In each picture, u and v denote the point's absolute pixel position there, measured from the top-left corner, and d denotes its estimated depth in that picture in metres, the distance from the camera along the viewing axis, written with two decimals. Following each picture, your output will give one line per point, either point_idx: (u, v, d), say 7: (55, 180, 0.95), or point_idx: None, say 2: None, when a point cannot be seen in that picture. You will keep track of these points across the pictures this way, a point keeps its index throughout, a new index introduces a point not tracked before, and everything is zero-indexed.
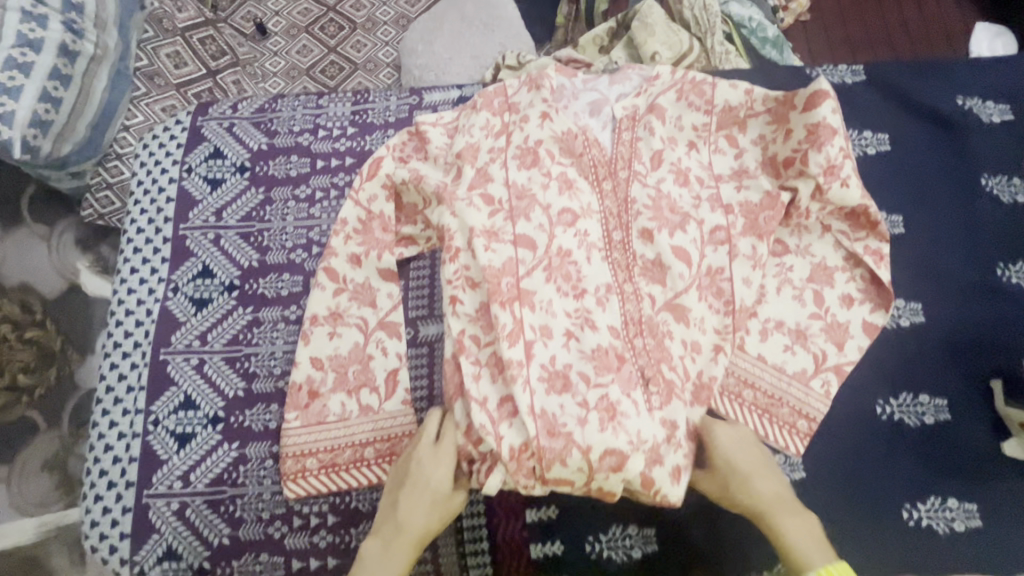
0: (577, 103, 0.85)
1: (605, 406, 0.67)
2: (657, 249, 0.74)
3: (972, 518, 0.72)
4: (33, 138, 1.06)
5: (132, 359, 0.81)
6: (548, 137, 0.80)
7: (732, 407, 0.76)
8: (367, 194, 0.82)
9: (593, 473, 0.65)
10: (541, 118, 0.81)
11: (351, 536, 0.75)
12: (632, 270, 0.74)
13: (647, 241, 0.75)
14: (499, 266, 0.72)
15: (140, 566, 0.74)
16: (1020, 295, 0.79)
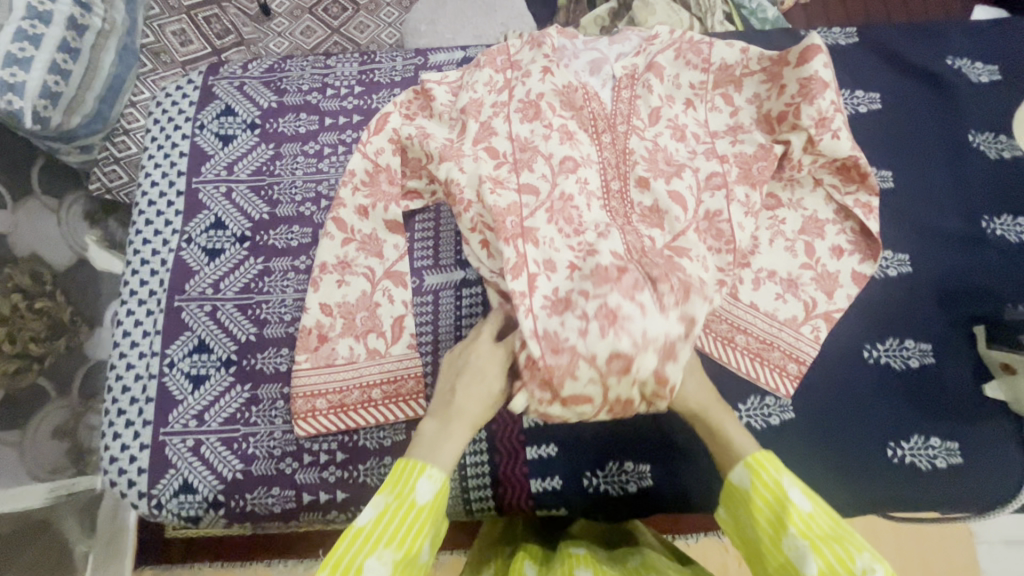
0: (578, 61, 0.87)
1: (605, 313, 0.68)
2: (654, 197, 0.77)
3: (954, 455, 0.76)
4: (44, 109, 1.04)
5: (148, 306, 0.84)
6: (549, 91, 0.83)
7: (724, 351, 0.79)
8: (375, 147, 0.84)
9: (605, 379, 0.67)
10: (542, 73, 0.83)
11: (359, 472, 0.78)
12: (631, 218, 0.77)
13: (644, 190, 0.78)
14: (503, 210, 0.75)
15: (158, 499, 0.77)
16: (1005, 246, 0.82)
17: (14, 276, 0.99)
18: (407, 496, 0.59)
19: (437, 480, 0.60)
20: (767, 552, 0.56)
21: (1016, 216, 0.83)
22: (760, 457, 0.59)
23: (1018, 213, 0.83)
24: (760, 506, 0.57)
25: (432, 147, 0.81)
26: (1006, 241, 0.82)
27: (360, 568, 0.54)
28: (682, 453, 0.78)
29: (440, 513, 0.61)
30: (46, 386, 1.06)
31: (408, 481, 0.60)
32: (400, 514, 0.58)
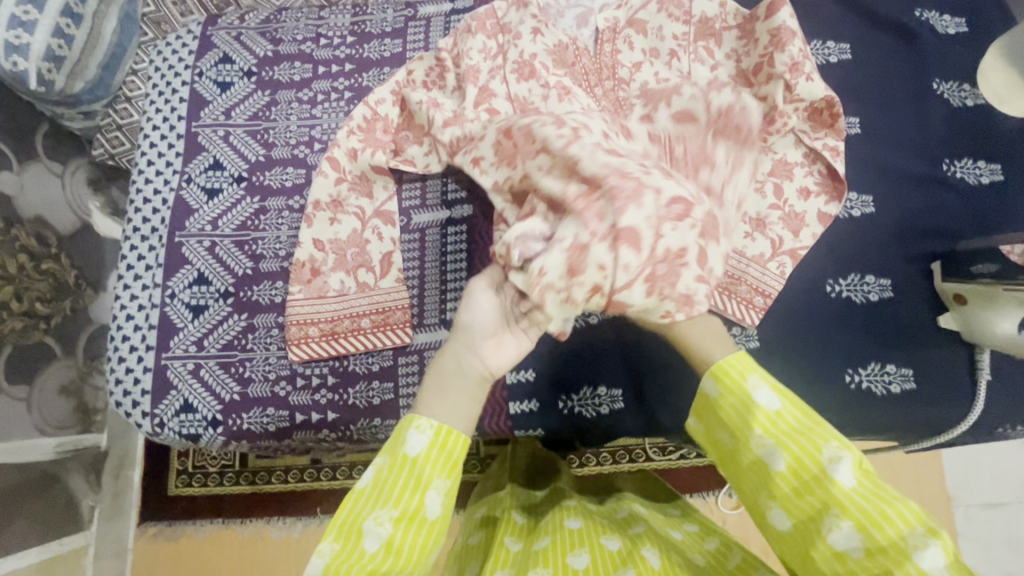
0: (564, 19, 0.87)
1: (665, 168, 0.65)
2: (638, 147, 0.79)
3: (908, 381, 0.80)
4: (47, 72, 1.03)
5: (150, 242, 0.89)
6: (542, 51, 0.84)
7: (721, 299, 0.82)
8: (377, 97, 0.89)
9: (662, 221, 0.60)
10: (533, 34, 0.85)
11: (349, 395, 0.83)
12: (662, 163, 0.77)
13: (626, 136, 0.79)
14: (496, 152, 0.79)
15: (160, 418, 0.82)
16: (962, 186, 0.86)
17: (21, 237, 1.05)
18: (399, 451, 0.56)
19: (426, 428, 0.57)
20: (734, 451, 0.57)
21: (975, 159, 0.87)
22: (725, 363, 0.58)
23: (978, 156, 0.87)
24: (727, 410, 0.57)
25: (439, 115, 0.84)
26: (964, 182, 0.87)
27: (359, 531, 0.54)
28: (650, 379, 0.83)
29: (445, 460, 0.57)
30: (54, 346, 1.13)
31: (398, 436, 0.57)
32: (393, 472, 0.56)
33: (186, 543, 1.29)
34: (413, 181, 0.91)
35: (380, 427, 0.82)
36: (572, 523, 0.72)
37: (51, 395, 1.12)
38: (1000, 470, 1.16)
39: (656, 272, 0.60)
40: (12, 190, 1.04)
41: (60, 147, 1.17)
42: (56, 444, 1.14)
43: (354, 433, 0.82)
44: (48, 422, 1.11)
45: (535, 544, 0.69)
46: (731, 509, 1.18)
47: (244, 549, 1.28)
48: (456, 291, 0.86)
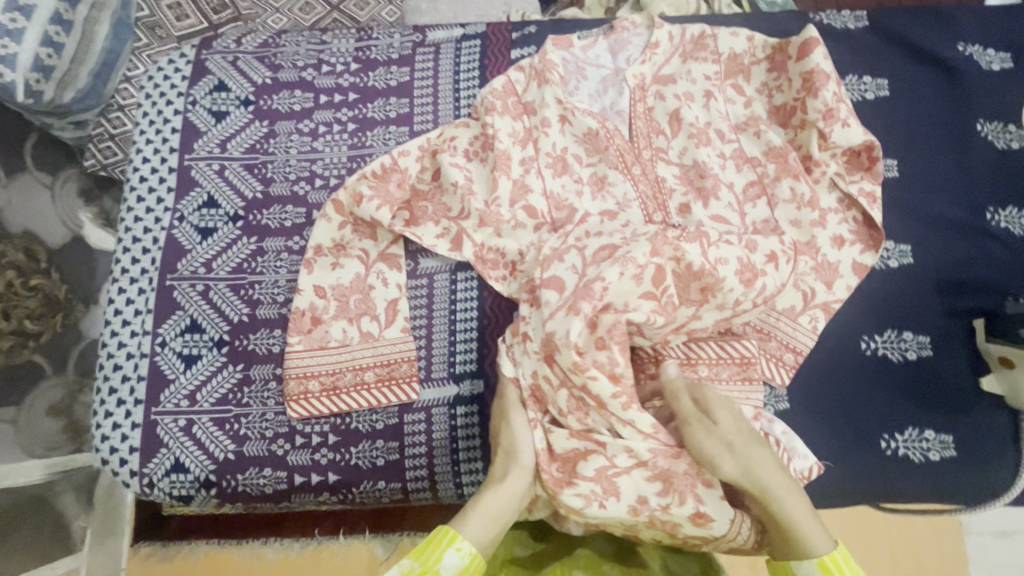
0: (588, 82, 0.88)
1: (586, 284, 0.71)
2: (693, 225, 0.80)
3: (947, 448, 0.75)
4: (36, 83, 0.97)
5: (139, 285, 0.84)
6: (571, 143, 0.85)
7: (771, 368, 0.78)
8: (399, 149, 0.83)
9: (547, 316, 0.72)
10: (560, 123, 0.84)
11: (351, 455, 0.77)
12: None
13: (685, 214, 0.82)
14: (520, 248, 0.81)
15: (149, 478, 0.77)
16: (1008, 238, 0.81)
17: (9, 253, 0.98)
18: (433, 564, 0.59)
19: (465, 553, 0.60)
20: None
21: (1020, 209, 0.81)
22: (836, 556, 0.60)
23: None
24: None
25: (473, 205, 0.82)
26: (1010, 233, 0.81)
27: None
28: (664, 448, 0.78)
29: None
30: (42, 364, 1.05)
31: (434, 552, 0.60)
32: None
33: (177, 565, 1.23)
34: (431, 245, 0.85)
35: (384, 490, 0.77)
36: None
37: (39, 415, 1.05)
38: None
39: (571, 300, 0.71)
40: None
41: (50, 161, 1.10)
42: (46, 465, 1.07)
43: (356, 496, 0.77)
44: (36, 444, 1.05)
45: None
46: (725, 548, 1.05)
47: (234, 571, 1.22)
48: (466, 344, 0.81)
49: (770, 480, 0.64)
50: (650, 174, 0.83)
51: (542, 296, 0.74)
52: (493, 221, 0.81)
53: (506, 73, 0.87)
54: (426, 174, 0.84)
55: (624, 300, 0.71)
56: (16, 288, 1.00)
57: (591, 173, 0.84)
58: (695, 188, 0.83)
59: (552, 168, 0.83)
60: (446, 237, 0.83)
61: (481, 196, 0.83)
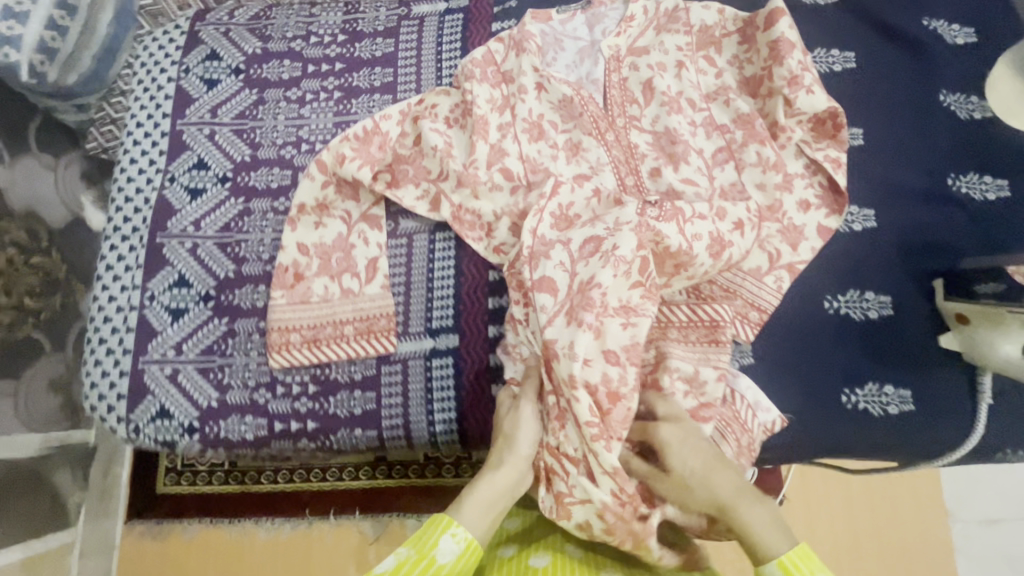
0: (565, 53, 0.91)
1: (584, 281, 0.74)
2: (663, 188, 0.84)
3: (906, 402, 0.78)
4: (40, 64, 0.98)
5: (130, 242, 0.87)
6: (547, 109, 0.88)
7: (741, 328, 0.80)
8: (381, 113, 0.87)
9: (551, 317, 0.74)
10: (537, 90, 0.88)
11: (330, 404, 0.80)
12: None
13: (656, 178, 0.85)
14: (498, 209, 0.84)
15: (135, 423, 0.80)
16: (968, 202, 0.83)
17: (12, 230, 1.03)
18: (429, 549, 0.59)
19: (461, 538, 0.60)
20: None
21: (980, 174, 0.84)
22: (796, 557, 0.57)
23: (985, 170, 0.84)
24: None
25: (451, 167, 0.85)
26: (971, 199, 0.83)
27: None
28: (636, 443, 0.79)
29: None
30: (42, 341, 1.10)
31: (430, 538, 0.60)
32: (416, 570, 0.58)
33: (174, 541, 1.33)
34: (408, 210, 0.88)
35: (361, 437, 0.80)
36: (574, 551, 0.72)
37: (39, 390, 1.10)
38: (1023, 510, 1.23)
39: (570, 307, 0.73)
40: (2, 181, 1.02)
41: (53, 144, 1.14)
42: (42, 440, 1.12)
43: (333, 443, 0.80)
44: (35, 418, 1.10)
45: (533, 560, 0.69)
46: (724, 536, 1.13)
47: (228, 546, 1.32)
48: (443, 300, 0.84)
49: (729, 502, 0.62)
50: (623, 141, 0.86)
51: (537, 298, 0.75)
52: (470, 182, 0.84)
53: (486, 44, 0.91)
54: (408, 139, 0.88)
55: (620, 296, 0.73)
56: (17, 263, 1.04)
57: (567, 139, 0.87)
58: (667, 153, 0.85)
59: (529, 133, 0.86)
60: (425, 198, 0.86)
61: (460, 158, 0.86)
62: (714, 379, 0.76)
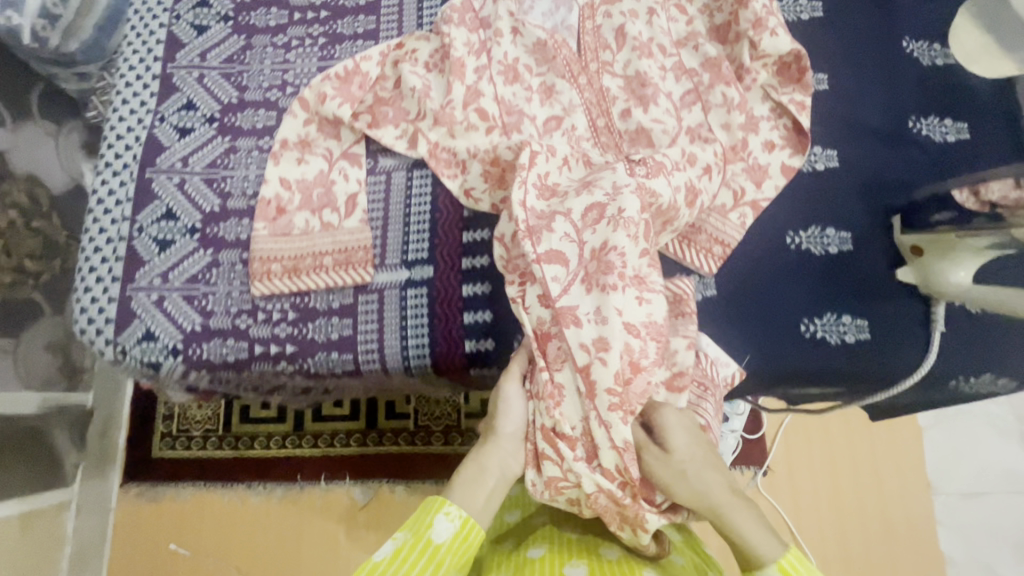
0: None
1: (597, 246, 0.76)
2: (633, 127, 0.86)
3: (862, 332, 0.81)
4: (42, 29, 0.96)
5: (121, 178, 0.90)
6: (522, 53, 0.91)
7: (701, 258, 0.84)
8: (362, 55, 0.90)
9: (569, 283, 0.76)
10: (513, 36, 0.91)
11: (309, 330, 0.84)
12: (621, 147, 0.86)
13: (626, 118, 0.87)
14: (473, 148, 0.87)
15: (122, 346, 0.84)
16: (928, 144, 0.86)
17: (13, 193, 1.12)
18: (426, 530, 0.64)
19: (454, 516, 0.65)
20: None
21: (941, 118, 0.87)
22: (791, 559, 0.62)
23: (946, 115, 0.87)
24: None
25: (428, 107, 0.88)
26: (931, 141, 0.86)
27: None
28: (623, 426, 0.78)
29: (459, 556, 0.65)
30: (42, 304, 1.20)
31: (425, 520, 0.65)
32: (414, 552, 0.63)
33: (166, 505, 1.38)
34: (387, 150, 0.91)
35: (337, 362, 0.83)
36: (570, 533, 0.76)
37: (37, 350, 1.20)
38: (977, 457, 1.35)
39: (586, 274, 0.76)
40: (4, 145, 1.10)
41: (55, 111, 1.21)
42: (40, 400, 1.23)
43: (311, 367, 0.83)
44: (33, 376, 1.20)
45: (531, 551, 0.73)
46: None
47: (223, 512, 1.38)
48: (419, 234, 0.87)
49: (726, 500, 0.65)
50: (596, 84, 0.89)
51: (548, 270, 0.76)
52: (446, 121, 0.88)
53: None
54: (388, 82, 0.91)
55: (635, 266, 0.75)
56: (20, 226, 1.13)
57: (541, 83, 0.90)
58: (637, 96, 0.88)
59: (504, 75, 0.89)
60: (404, 138, 0.90)
61: (437, 99, 0.89)
62: (684, 348, 0.77)
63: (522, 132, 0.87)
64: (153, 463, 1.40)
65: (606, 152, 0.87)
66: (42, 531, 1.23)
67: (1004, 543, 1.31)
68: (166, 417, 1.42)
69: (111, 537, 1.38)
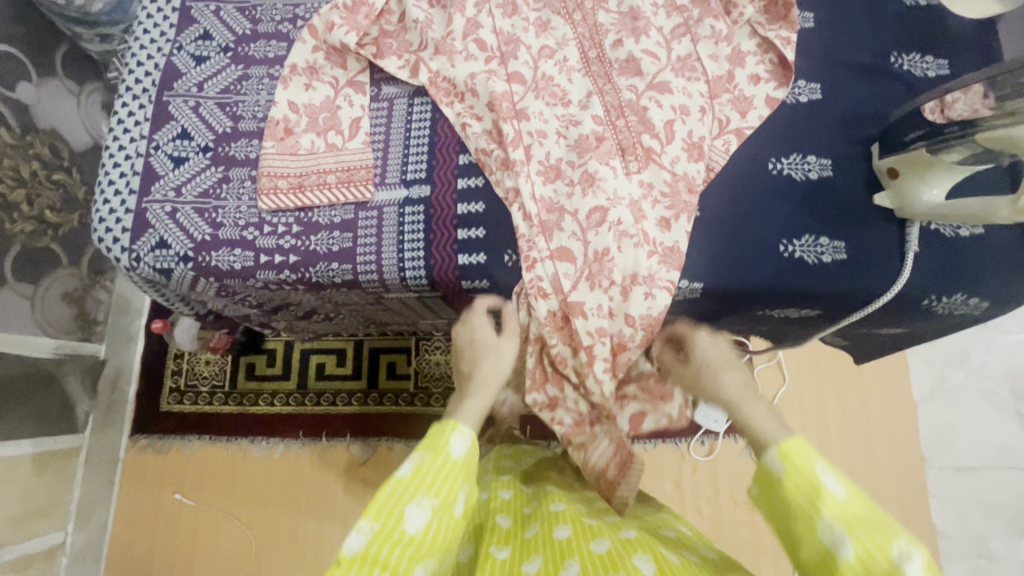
0: None
1: (597, 254, 0.83)
2: (623, 55, 0.91)
3: (839, 253, 0.84)
4: None
5: (140, 101, 0.96)
6: None
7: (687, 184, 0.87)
8: None
9: (577, 280, 0.84)
10: None
11: (311, 242, 0.88)
12: (611, 76, 0.90)
13: (618, 48, 0.91)
14: (471, 73, 0.90)
15: (137, 253, 0.89)
16: (907, 77, 0.90)
17: (36, 146, 1.18)
18: (443, 449, 0.61)
19: (470, 434, 0.63)
20: (797, 538, 0.54)
21: (923, 54, 0.91)
22: (791, 442, 0.57)
23: (926, 51, 0.91)
24: (793, 491, 0.54)
25: (430, 37, 0.93)
26: (911, 75, 0.90)
27: (401, 514, 0.56)
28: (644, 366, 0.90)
29: (471, 470, 0.63)
30: (58, 253, 1.27)
31: (442, 437, 0.62)
32: (436, 467, 0.60)
33: (172, 458, 1.44)
34: (390, 81, 0.96)
35: (337, 272, 0.88)
36: (562, 535, 0.71)
37: (54, 298, 1.27)
38: (970, 428, 1.36)
39: (588, 273, 0.84)
40: (29, 100, 1.16)
41: (76, 66, 1.27)
42: (55, 345, 1.29)
43: (312, 277, 0.88)
44: (49, 323, 1.26)
45: (524, 563, 0.67)
46: (703, 456, 1.33)
47: (227, 464, 1.43)
48: (418, 156, 0.92)
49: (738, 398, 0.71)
50: (590, 20, 0.93)
51: (558, 268, 0.84)
52: (446, 50, 0.91)
53: None
54: (393, 16, 0.95)
55: (645, 268, 0.82)
56: (41, 177, 1.20)
57: (536, 17, 0.94)
58: (629, 28, 0.92)
59: (502, 8, 0.94)
60: (407, 67, 0.94)
61: (439, 30, 0.93)
62: None
63: (518, 59, 0.91)
64: (161, 416, 1.45)
65: (597, 81, 0.91)
66: (54, 475, 1.28)
67: (997, 517, 1.31)
68: (173, 372, 1.47)
69: (118, 484, 1.44)
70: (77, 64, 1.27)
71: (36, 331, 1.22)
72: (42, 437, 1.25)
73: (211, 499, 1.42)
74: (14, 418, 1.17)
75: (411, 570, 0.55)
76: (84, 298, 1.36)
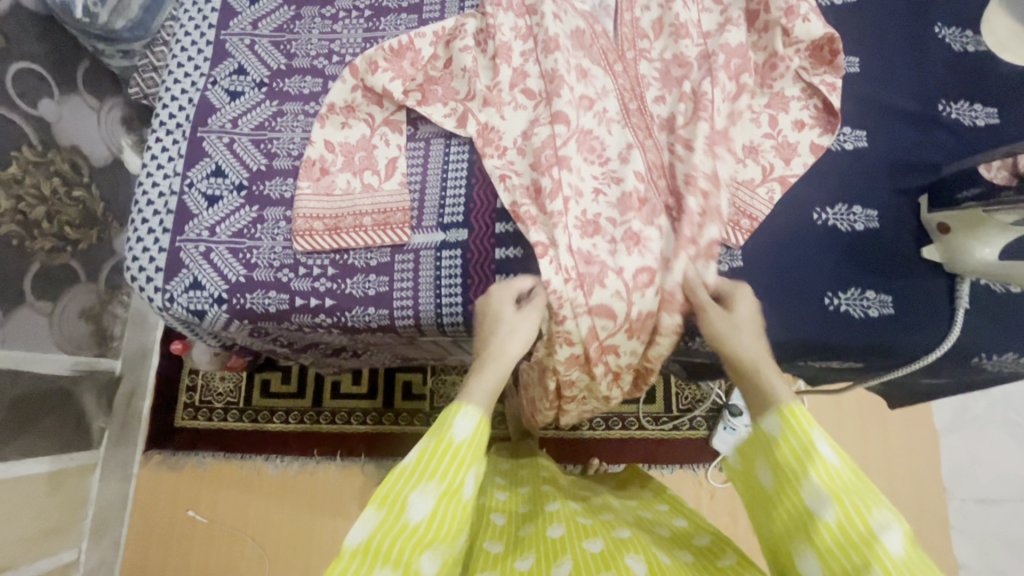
0: None
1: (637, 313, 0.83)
2: (665, 112, 0.89)
3: (886, 306, 0.82)
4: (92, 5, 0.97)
5: (174, 136, 0.95)
6: (562, 32, 0.91)
7: (729, 231, 0.85)
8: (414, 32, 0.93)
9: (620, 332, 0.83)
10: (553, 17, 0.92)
11: (347, 285, 0.87)
12: (651, 130, 0.88)
13: (659, 104, 0.90)
14: (512, 133, 0.89)
15: (170, 293, 0.88)
16: (955, 126, 0.88)
17: (56, 163, 1.17)
18: (444, 434, 0.58)
19: (473, 415, 0.59)
20: (780, 495, 0.58)
21: (971, 103, 0.89)
22: (797, 407, 0.58)
23: (974, 99, 0.89)
24: (785, 452, 0.57)
25: (477, 87, 0.91)
26: (959, 123, 0.88)
27: (404, 502, 0.55)
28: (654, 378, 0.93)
29: (479, 451, 0.59)
30: (77, 268, 1.25)
31: (443, 422, 0.59)
32: (438, 453, 0.57)
33: (187, 473, 1.43)
34: (425, 121, 0.95)
35: (374, 316, 0.86)
36: (554, 531, 0.72)
37: (71, 317, 1.25)
38: (998, 464, 1.33)
39: (629, 327, 0.83)
40: (51, 117, 1.15)
41: (98, 83, 1.25)
42: (73, 362, 1.26)
43: (348, 320, 0.87)
44: (68, 341, 1.24)
45: (518, 563, 0.67)
46: (719, 483, 1.31)
47: (241, 481, 1.42)
48: (456, 197, 0.91)
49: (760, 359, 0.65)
50: (631, 71, 0.91)
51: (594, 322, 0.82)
52: (496, 102, 0.90)
53: None
54: (439, 61, 0.94)
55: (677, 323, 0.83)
56: (62, 194, 1.19)
57: (578, 60, 0.91)
58: (671, 78, 0.91)
59: (547, 49, 0.90)
60: (452, 116, 0.92)
61: (486, 80, 0.92)
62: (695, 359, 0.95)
63: (562, 97, 0.87)
64: (175, 433, 1.44)
65: (635, 134, 0.88)
66: (69, 493, 1.26)
67: None
68: (189, 389, 1.46)
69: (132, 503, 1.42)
70: (98, 81, 1.25)
71: (55, 349, 1.20)
72: (57, 456, 1.22)
73: (218, 505, 1.41)
74: (30, 438, 1.15)
75: (414, 559, 0.54)
76: (102, 314, 1.33)
